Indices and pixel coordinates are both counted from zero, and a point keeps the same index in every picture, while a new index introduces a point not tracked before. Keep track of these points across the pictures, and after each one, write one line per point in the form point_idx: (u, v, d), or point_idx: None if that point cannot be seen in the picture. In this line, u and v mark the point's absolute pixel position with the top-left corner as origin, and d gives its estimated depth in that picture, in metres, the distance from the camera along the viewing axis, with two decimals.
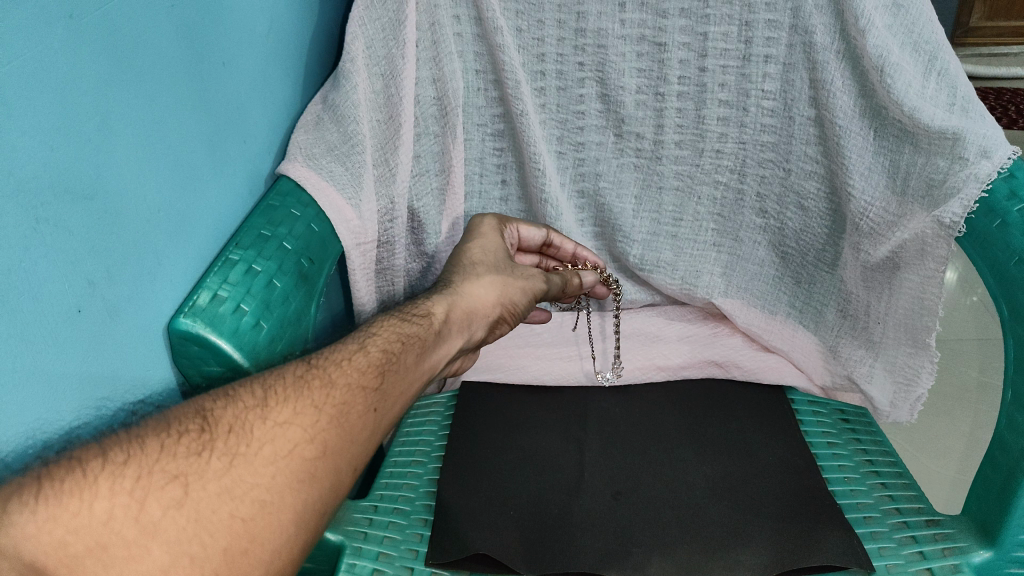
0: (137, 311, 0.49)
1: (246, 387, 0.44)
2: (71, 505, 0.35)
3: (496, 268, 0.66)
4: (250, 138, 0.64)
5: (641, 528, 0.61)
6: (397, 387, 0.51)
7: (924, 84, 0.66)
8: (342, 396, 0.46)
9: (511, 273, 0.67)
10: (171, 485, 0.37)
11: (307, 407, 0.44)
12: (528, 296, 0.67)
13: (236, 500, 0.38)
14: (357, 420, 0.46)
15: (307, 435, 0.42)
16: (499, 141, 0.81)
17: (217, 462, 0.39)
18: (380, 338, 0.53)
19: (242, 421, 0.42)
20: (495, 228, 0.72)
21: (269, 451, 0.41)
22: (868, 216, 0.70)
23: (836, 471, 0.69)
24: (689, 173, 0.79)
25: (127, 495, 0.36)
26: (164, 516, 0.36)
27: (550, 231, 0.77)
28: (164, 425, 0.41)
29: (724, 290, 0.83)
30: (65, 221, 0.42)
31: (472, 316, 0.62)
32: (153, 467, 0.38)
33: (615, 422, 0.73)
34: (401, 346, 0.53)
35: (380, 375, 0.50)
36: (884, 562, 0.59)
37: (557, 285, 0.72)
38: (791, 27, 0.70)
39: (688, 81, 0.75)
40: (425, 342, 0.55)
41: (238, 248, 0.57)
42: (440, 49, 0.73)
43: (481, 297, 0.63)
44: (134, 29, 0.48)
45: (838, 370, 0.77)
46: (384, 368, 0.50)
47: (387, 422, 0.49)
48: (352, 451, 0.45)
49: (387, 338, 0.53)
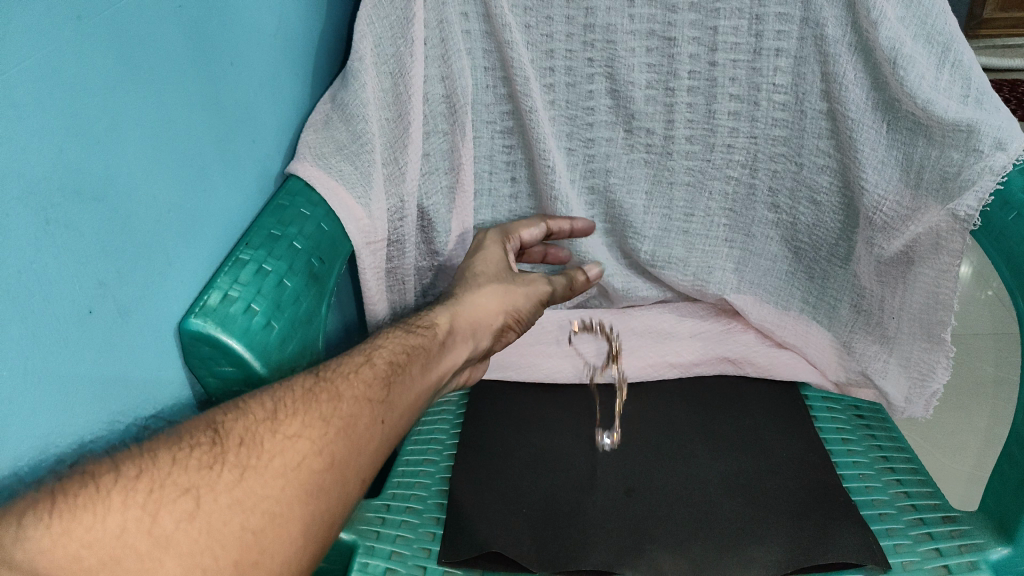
0: (150, 313, 0.49)
1: (255, 399, 0.44)
2: (84, 521, 0.35)
3: (497, 278, 0.66)
4: (258, 138, 0.64)
5: (654, 528, 0.61)
6: (402, 398, 0.51)
7: (937, 75, 0.65)
8: (349, 408, 0.46)
9: (515, 281, 0.66)
10: (183, 498, 0.38)
11: (315, 419, 0.44)
12: (533, 301, 0.66)
13: (248, 512, 0.38)
14: (364, 432, 0.46)
15: (315, 447, 0.42)
16: (508, 138, 0.80)
17: (228, 475, 0.39)
18: (386, 350, 0.53)
19: (252, 433, 0.42)
20: (495, 240, 0.73)
21: (279, 463, 0.41)
22: (881, 210, 0.69)
23: (850, 468, 0.69)
24: (700, 168, 0.78)
25: (139, 510, 0.36)
26: (176, 528, 0.36)
27: (548, 224, 0.76)
28: (176, 438, 0.41)
29: (736, 286, 0.82)
30: (76, 222, 0.42)
31: (476, 326, 0.62)
32: (165, 480, 0.38)
33: (628, 420, 0.73)
34: (405, 357, 0.53)
35: (385, 387, 0.50)
36: (900, 558, 0.59)
37: (560, 287, 0.71)
38: (802, 20, 0.70)
39: (698, 76, 0.74)
40: (429, 353, 0.56)
41: (249, 249, 0.57)
42: (449, 47, 0.72)
43: (483, 307, 0.63)
44: (142, 31, 0.48)
45: (852, 366, 0.76)
46: (390, 380, 0.51)
47: (395, 433, 0.49)
48: (359, 462, 0.44)
49: (392, 350, 0.54)
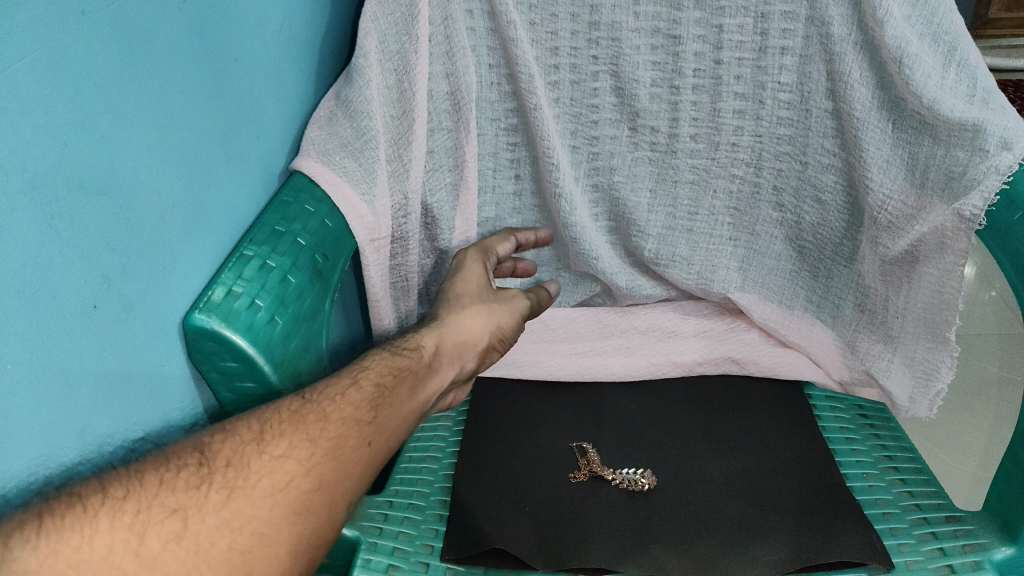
0: (153, 309, 0.49)
1: (243, 420, 0.45)
2: (73, 540, 0.35)
3: (480, 296, 0.65)
4: (263, 134, 0.64)
5: (657, 526, 0.61)
6: (390, 420, 0.50)
7: (943, 75, 0.65)
8: (335, 430, 0.46)
9: (495, 299, 0.66)
10: (170, 519, 0.38)
11: (302, 440, 0.44)
12: (516, 317, 0.66)
13: (234, 532, 0.38)
14: (352, 453, 0.45)
15: (301, 468, 0.42)
16: (512, 136, 0.79)
17: (215, 496, 0.39)
18: (373, 371, 0.52)
19: (240, 454, 0.42)
20: (479, 257, 0.71)
21: (265, 484, 0.41)
22: (886, 210, 0.69)
23: (853, 467, 0.68)
24: (705, 167, 0.78)
25: (128, 529, 0.36)
26: (163, 549, 0.36)
27: (516, 235, 0.77)
28: (163, 460, 0.41)
29: (740, 285, 0.82)
30: (80, 216, 0.42)
31: (465, 347, 0.60)
32: (152, 501, 0.38)
33: (631, 419, 0.73)
34: (394, 378, 0.52)
35: (374, 408, 0.49)
36: (904, 558, 0.58)
37: (536, 301, 0.71)
38: (808, 18, 0.69)
39: (703, 74, 0.74)
40: (418, 376, 0.54)
41: (253, 244, 0.57)
42: (453, 44, 0.72)
43: (469, 327, 0.62)
44: (146, 26, 0.48)
45: (856, 365, 0.76)
46: (378, 402, 0.50)
47: (385, 455, 0.48)
48: (346, 484, 0.44)
49: (379, 372, 0.53)
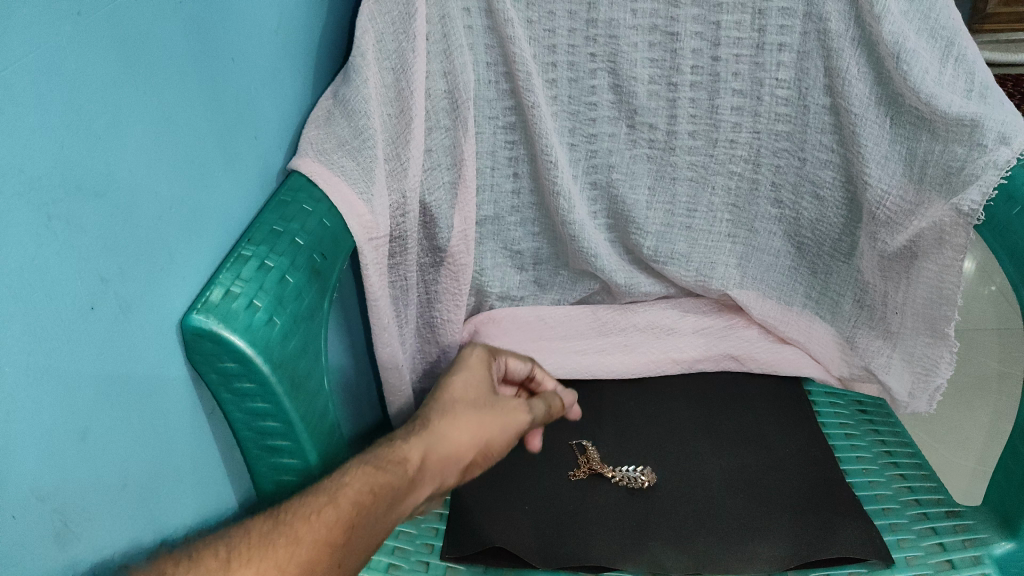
0: (152, 310, 0.49)
1: (209, 548, 0.41)
2: None
3: (474, 404, 0.57)
4: (260, 135, 0.64)
5: (658, 524, 0.61)
6: (364, 543, 0.46)
7: (941, 70, 0.66)
8: (305, 556, 0.42)
9: (491, 411, 0.57)
10: None
11: (270, 568, 0.41)
12: (511, 431, 0.58)
13: None
14: None
15: None
16: (511, 134, 0.78)
17: None
18: (350, 489, 0.47)
19: None
20: (482, 362, 0.63)
21: None
22: (884, 205, 0.70)
23: (853, 462, 0.68)
24: (702, 164, 0.78)
25: None
26: None
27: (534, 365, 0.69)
28: None
29: (739, 282, 0.81)
30: (77, 218, 0.42)
31: (452, 462, 0.53)
32: None
33: (630, 416, 0.73)
34: (371, 499, 0.47)
35: (348, 532, 0.44)
36: (904, 554, 0.59)
37: (540, 412, 0.62)
38: (805, 14, 0.70)
39: (701, 71, 0.74)
40: (397, 494, 0.49)
41: (251, 244, 0.57)
42: (450, 42, 0.72)
43: (458, 441, 0.54)
44: (142, 28, 0.48)
45: (855, 361, 0.77)
46: (354, 523, 0.45)
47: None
48: None
49: (358, 488, 0.47)
